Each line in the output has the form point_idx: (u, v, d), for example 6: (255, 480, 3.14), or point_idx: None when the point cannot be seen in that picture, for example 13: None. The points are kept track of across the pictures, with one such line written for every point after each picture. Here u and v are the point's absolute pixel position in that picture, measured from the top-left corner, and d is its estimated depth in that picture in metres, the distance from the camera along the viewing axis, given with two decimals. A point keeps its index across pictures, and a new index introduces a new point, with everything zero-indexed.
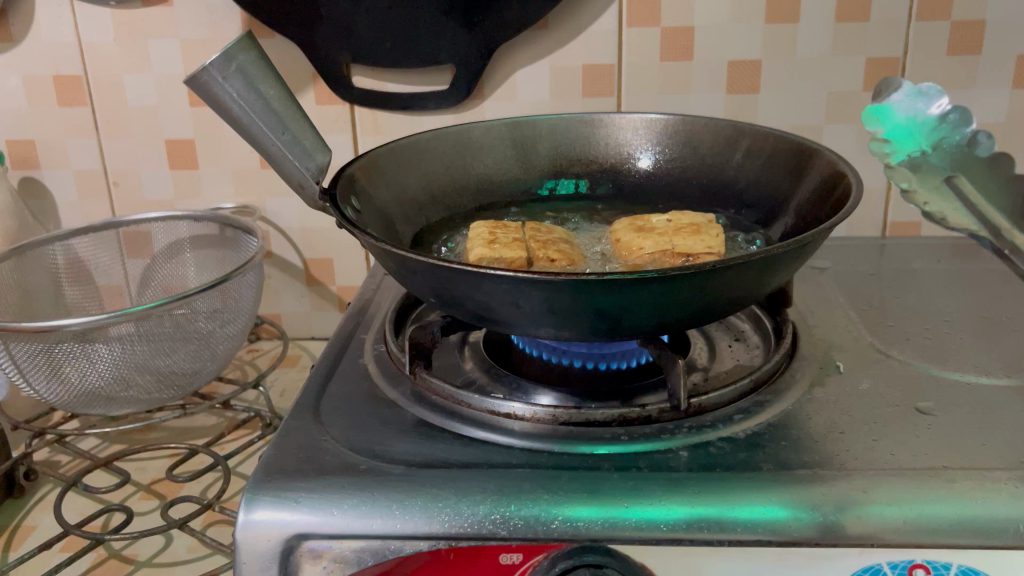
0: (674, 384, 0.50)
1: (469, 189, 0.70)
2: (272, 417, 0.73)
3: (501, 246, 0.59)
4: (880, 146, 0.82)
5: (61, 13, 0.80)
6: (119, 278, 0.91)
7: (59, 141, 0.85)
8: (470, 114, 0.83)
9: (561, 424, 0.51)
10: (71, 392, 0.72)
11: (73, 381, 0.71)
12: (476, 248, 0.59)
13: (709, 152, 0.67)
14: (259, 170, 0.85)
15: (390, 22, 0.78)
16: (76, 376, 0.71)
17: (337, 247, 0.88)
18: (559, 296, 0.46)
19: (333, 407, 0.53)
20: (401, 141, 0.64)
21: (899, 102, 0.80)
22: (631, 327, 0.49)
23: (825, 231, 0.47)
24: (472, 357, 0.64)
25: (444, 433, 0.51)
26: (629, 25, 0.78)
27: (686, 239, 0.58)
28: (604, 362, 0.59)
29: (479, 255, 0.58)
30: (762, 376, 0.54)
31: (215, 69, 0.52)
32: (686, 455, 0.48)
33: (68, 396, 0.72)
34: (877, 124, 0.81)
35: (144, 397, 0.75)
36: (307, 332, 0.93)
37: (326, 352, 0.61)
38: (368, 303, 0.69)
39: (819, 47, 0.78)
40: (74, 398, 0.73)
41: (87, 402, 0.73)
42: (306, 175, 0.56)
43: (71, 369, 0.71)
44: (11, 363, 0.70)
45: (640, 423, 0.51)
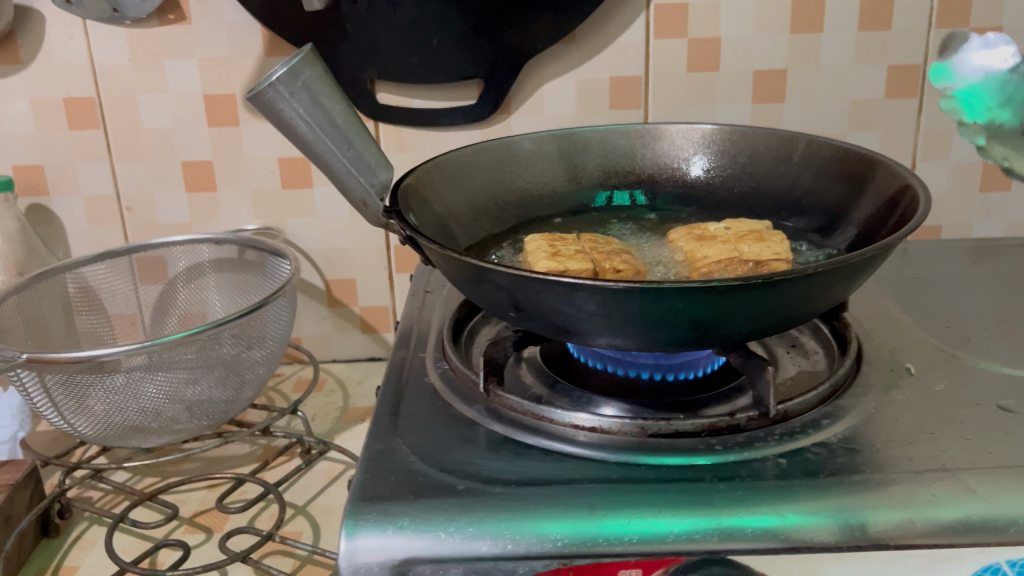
0: (763, 390, 0.50)
1: (515, 203, 0.70)
2: (315, 442, 0.71)
3: (564, 258, 0.58)
4: (951, 107, 0.68)
5: (73, 34, 0.78)
6: (132, 306, 0.88)
7: (69, 166, 0.82)
8: (496, 129, 0.82)
9: (650, 436, 0.50)
10: (102, 421, 0.69)
11: (105, 410, 0.69)
12: (540, 262, 0.58)
13: (761, 162, 0.67)
14: (280, 191, 0.83)
15: (416, 37, 0.77)
16: (107, 406, 0.68)
17: (361, 267, 0.86)
18: (655, 304, 0.46)
19: (412, 426, 0.52)
20: (447, 156, 0.64)
21: (964, 56, 0.65)
22: (723, 335, 0.49)
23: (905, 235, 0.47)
24: (531, 369, 0.63)
25: (531, 450, 0.50)
26: (656, 37, 0.78)
27: (752, 246, 0.57)
28: (672, 373, 0.58)
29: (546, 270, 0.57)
30: (839, 381, 0.54)
31: (282, 84, 0.51)
32: (786, 462, 0.47)
33: (98, 427, 0.70)
34: (946, 82, 0.69)
35: (176, 425, 0.72)
36: (329, 355, 0.90)
37: (387, 373, 0.59)
38: (416, 319, 0.68)
39: (842, 55, 0.79)
40: (105, 428, 0.70)
41: (118, 432, 0.70)
42: (369, 191, 0.55)
43: (103, 398, 0.68)
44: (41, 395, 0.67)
45: (729, 432, 0.50)
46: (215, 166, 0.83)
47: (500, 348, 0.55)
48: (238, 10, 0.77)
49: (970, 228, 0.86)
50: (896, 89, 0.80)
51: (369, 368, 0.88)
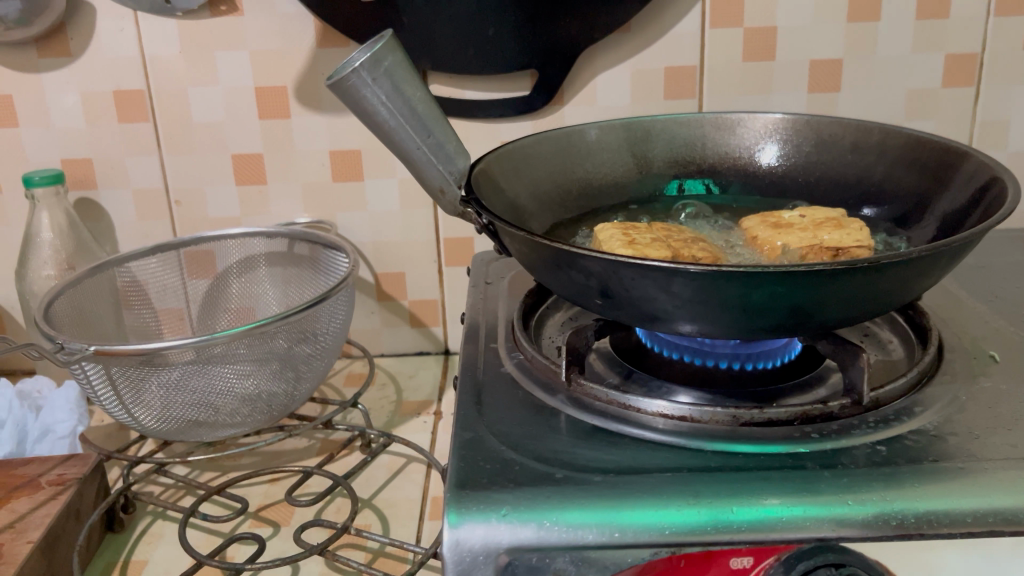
0: (855, 378, 0.50)
1: (580, 194, 0.69)
2: (377, 435, 0.70)
3: (641, 247, 0.57)
4: None
5: (124, 26, 0.77)
6: (180, 301, 0.87)
7: (118, 160, 0.82)
8: (550, 120, 0.81)
9: (742, 424, 0.50)
10: (164, 414, 0.68)
11: (167, 403, 0.68)
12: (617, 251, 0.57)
13: (836, 152, 0.66)
14: (330, 184, 0.83)
15: (471, 27, 0.76)
16: (169, 400, 0.68)
17: (411, 261, 0.86)
18: (756, 290, 0.45)
19: (498, 416, 0.51)
20: (511, 146, 0.64)
21: None
22: (818, 322, 0.48)
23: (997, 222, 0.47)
24: (602, 360, 0.62)
25: (623, 439, 0.49)
26: (712, 27, 0.78)
27: (833, 233, 0.57)
28: (751, 362, 0.58)
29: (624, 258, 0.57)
30: (924, 370, 0.54)
31: (367, 69, 0.50)
32: (886, 449, 0.47)
33: (158, 420, 0.69)
34: None
35: (236, 418, 0.71)
36: (377, 350, 0.90)
37: (461, 364, 0.58)
38: (481, 310, 0.67)
39: (899, 44, 0.78)
40: (165, 421, 0.69)
41: (178, 425, 0.70)
42: (448, 180, 0.55)
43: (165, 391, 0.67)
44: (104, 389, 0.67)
45: (822, 420, 0.50)
46: (265, 159, 0.82)
47: (582, 337, 0.54)
48: (290, 2, 0.76)
49: None
50: (953, 78, 0.79)
51: (419, 362, 0.88)
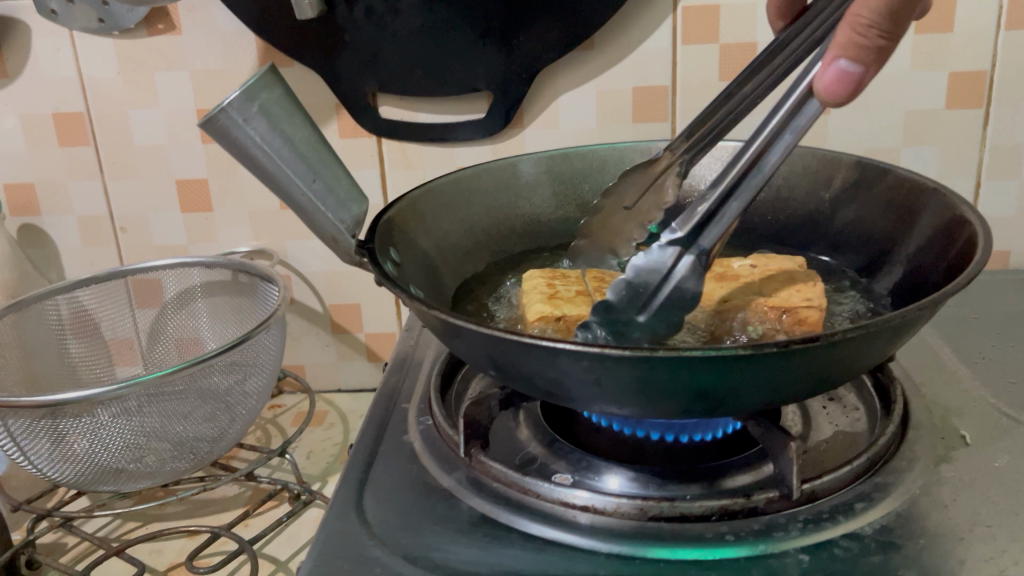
0: (784, 468, 0.43)
1: (516, 231, 0.64)
2: (300, 488, 0.64)
3: (560, 302, 0.51)
4: None
5: (61, 45, 0.73)
6: (129, 329, 0.84)
7: (60, 184, 0.78)
8: (509, 144, 0.75)
9: (651, 518, 0.43)
10: (79, 463, 0.64)
11: (81, 450, 0.63)
12: (534, 307, 0.51)
13: (795, 190, 0.59)
14: (278, 212, 0.78)
15: (420, 45, 0.71)
16: (83, 447, 0.63)
17: (365, 292, 0.80)
18: (656, 373, 0.39)
19: (381, 499, 0.46)
20: (440, 181, 0.58)
21: None
22: (736, 407, 0.41)
23: (956, 286, 0.39)
24: (529, 423, 0.56)
25: (512, 534, 0.43)
26: (683, 44, 0.71)
27: (778, 291, 0.50)
28: (684, 436, 0.51)
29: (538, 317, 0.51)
30: (879, 453, 0.47)
31: (241, 105, 0.45)
32: (809, 560, 0.40)
33: (73, 469, 0.64)
34: None
35: (157, 467, 0.66)
36: (334, 384, 0.85)
37: (364, 428, 0.53)
38: (408, 358, 0.61)
39: (896, 62, 0.70)
40: (81, 469, 0.65)
41: (95, 474, 0.65)
42: (341, 228, 0.49)
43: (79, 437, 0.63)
44: (10, 438, 0.63)
45: (744, 515, 0.43)
46: (210, 185, 0.78)
47: (483, 408, 0.48)
48: (229, 19, 0.72)
49: None
50: (957, 100, 0.71)
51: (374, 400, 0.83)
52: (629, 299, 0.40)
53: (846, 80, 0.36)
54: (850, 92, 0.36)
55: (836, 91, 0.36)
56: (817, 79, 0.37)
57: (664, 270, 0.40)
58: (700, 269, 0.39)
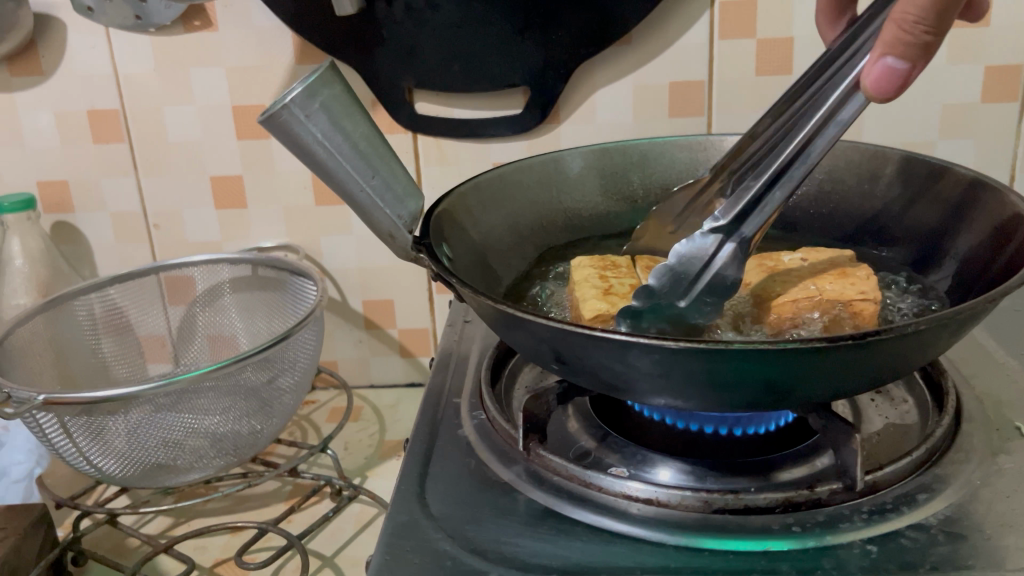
0: (848, 460, 0.43)
1: (561, 226, 0.64)
2: (344, 484, 0.65)
3: (617, 298, 0.52)
4: None
5: (96, 42, 0.73)
6: (161, 326, 0.84)
7: (94, 181, 0.78)
8: (545, 140, 0.76)
9: (715, 511, 0.43)
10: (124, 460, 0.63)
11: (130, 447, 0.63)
12: (591, 302, 0.51)
13: (846, 182, 0.59)
14: (313, 208, 0.78)
15: (457, 41, 0.71)
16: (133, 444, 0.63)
17: (399, 288, 0.81)
18: (726, 366, 0.39)
19: (443, 494, 0.46)
20: (485, 176, 0.58)
21: None
22: (802, 399, 0.42)
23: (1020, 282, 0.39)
24: (579, 417, 0.56)
25: (576, 526, 0.43)
26: (720, 38, 0.71)
27: (834, 284, 0.50)
28: (740, 428, 0.51)
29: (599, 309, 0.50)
30: (936, 445, 0.47)
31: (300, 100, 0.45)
32: (877, 551, 0.40)
33: (118, 467, 0.64)
34: None
35: (198, 467, 0.66)
36: (367, 380, 0.85)
37: (417, 423, 0.53)
38: (453, 353, 0.61)
39: (932, 56, 0.70)
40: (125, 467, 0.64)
41: (138, 472, 0.64)
42: (397, 224, 0.49)
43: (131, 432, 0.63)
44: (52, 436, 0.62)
45: (808, 508, 0.43)
46: (245, 181, 0.78)
47: (542, 403, 0.48)
48: (266, 15, 0.72)
49: None
50: (993, 93, 0.71)
51: (408, 396, 0.83)
52: (672, 285, 0.45)
53: (893, 77, 0.37)
54: (896, 88, 0.38)
55: (884, 87, 0.38)
56: (864, 76, 0.39)
57: (705, 257, 0.45)
58: (740, 256, 0.45)
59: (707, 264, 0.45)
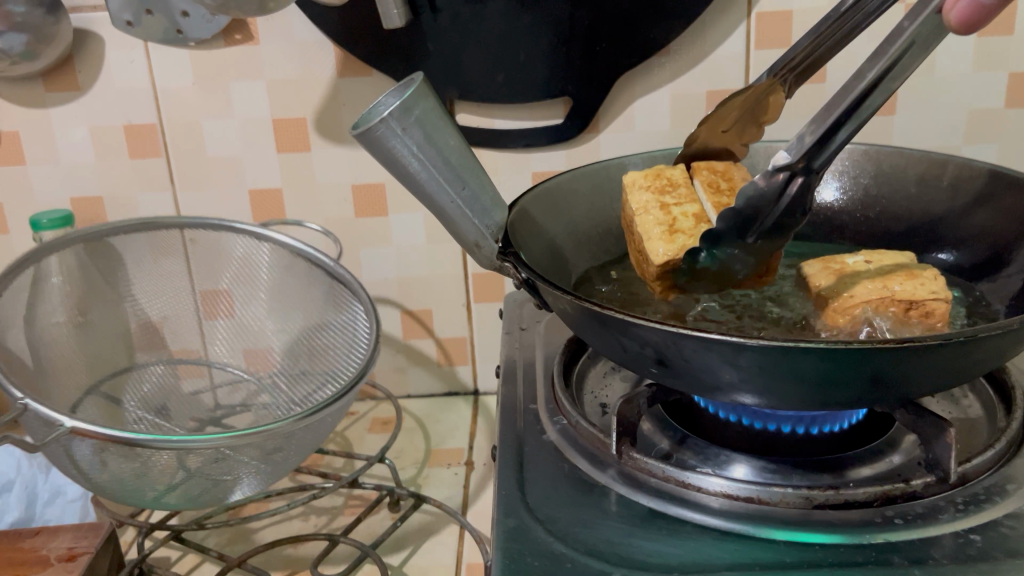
0: (941, 454, 0.45)
1: (621, 232, 0.65)
2: (405, 492, 0.65)
3: (683, 237, 0.55)
4: None
5: (135, 57, 0.73)
6: (195, 339, 0.84)
7: (129, 196, 0.78)
8: (584, 149, 0.77)
9: (816, 507, 0.45)
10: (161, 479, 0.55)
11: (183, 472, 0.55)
12: (658, 243, 0.55)
13: (902, 189, 0.61)
14: (353, 220, 0.78)
15: (502, 53, 0.72)
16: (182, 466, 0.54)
17: (438, 298, 0.81)
18: (838, 365, 0.40)
19: (545, 499, 0.47)
20: (545, 184, 0.60)
21: None
22: (901, 396, 0.43)
23: None
24: (652, 420, 0.58)
25: (684, 526, 0.44)
26: (757, 48, 0.73)
27: (904, 283, 0.52)
28: (816, 427, 0.53)
29: (668, 256, 0.55)
30: (1012, 439, 0.49)
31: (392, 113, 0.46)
32: (981, 540, 0.42)
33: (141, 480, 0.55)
34: None
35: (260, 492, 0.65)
36: (404, 390, 0.86)
37: (500, 431, 0.54)
38: (518, 361, 0.62)
39: (960, 63, 0.73)
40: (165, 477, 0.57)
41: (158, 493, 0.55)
42: (484, 233, 0.50)
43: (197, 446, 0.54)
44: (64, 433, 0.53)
45: (904, 500, 0.45)
46: (285, 194, 0.78)
47: (633, 406, 0.49)
48: (308, 29, 0.72)
49: None
50: (1017, 98, 0.74)
51: (448, 405, 0.83)
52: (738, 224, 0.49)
53: (981, 11, 0.42)
54: (977, 17, 0.43)
55: (969, 20, 0.43)
56: (949, 11, 0.42)
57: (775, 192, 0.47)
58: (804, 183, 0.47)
59: (778, 197, 0.47)
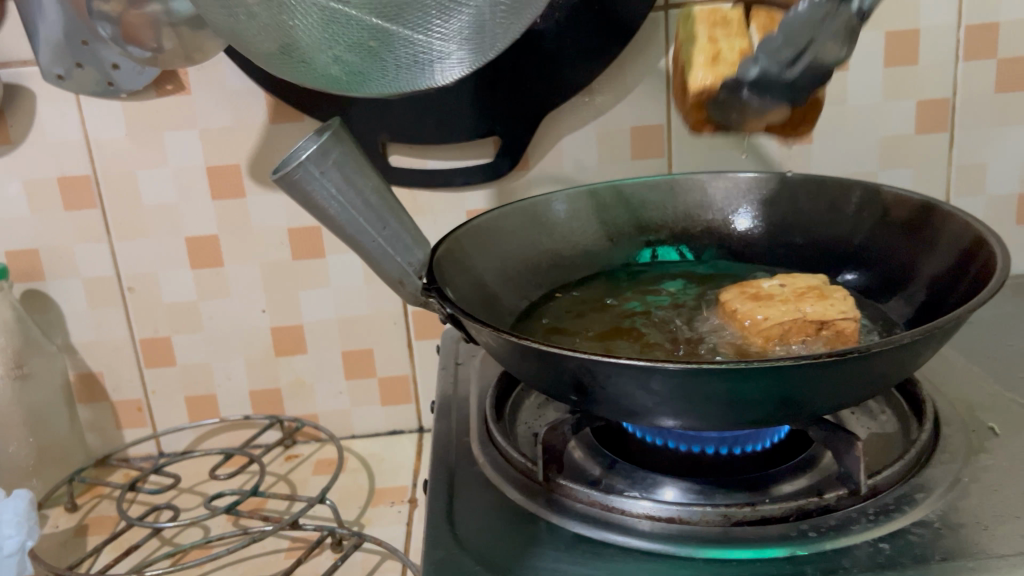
0: (851, 467, 0.46)
1: (552, 265, 0.66)
2: (347, 532, 0.65)
3: (722, 73, 0.56)
4: None
5: (66, 110, 0.73)
6: (137, 390, 0.83)
7: (66, 247, 0.77)
8: (515, 186, 0.79)
9: (734, 524, 0.46)
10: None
11: (336, 42, 0.50)
12: (699, 71, 0.56)
13: (809, 214, 0.64)
14: (290, 262, 0.79)
15: (430, 96, 0.73)
16: (353, 33, 0.50)
17: (379, 337, 0.82)
18: (744, 384, 0.42)
19: (473, 528, 0.48)
20: (474, 222, 0.60)
21: None
22: (809, 412, 0.45)
23: (983, 300, 0.44)
24: (582, 446, 0.59)
25: (608, 549, 0.46)
26: (676, 84, 0.75)
27: (815, 305, 0.54)
28: (739, 446, 0.55)
29: (706, 81, 0.55)
30: (923, 448, 0.51)
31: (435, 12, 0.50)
32: (889, 547, 0.43)
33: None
34: None
35: (202, 542, 0.64)
36: (348, 431, 0.86)
37: (432, 465, 0.55)
38: (452, 397, 0.63)
39: (870, 93, 0.76)
40: (284, 50, 0.51)
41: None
42: (407, 270, 0.52)
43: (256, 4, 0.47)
44: None
45: (818, 513, 0.46)
46: (221, 241, 0.78)
47: (557, 433, 0.50)
48: (239, 77, 0.73)
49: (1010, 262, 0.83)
50: (925, 125, 0.77)
51: (393, 444, 0.84)
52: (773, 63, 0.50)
53: None
54: None
55: None
56: None
57: None
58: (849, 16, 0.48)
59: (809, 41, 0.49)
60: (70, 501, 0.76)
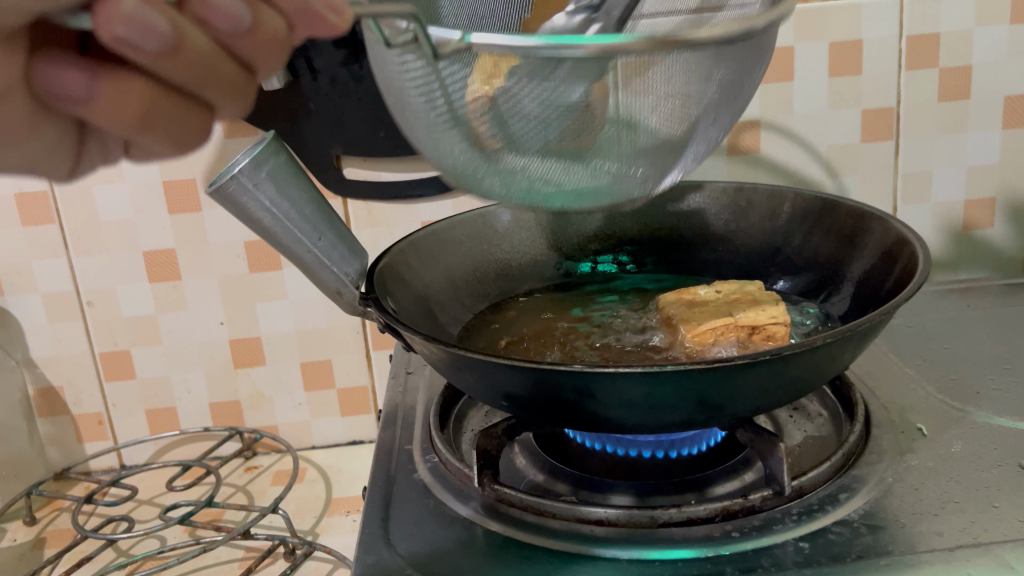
0: (776, 468, 0.47)
1: (498, 274, 0.67)
2: (298, 540, 0.66)
3: None
4: None
5: None
6: (97, 403, 0.83)
7: (23, 263, 0.77)
8: (469, 197, 0.80)
9: (661, 525, 0.47)
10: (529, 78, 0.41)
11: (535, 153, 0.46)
12: None
13: (743, 222, 0.65)
14: (248, 275, 0.80)
15: (381, 109, 0.74)
16: (561, 157, 0.47)
17: (338, 349, 0.83)
18: (663, 389, 0.43)
19: (406, 534, 0.49)
20: (420, 233, 0.61)
21: None
22: (731, 414, 0.46)
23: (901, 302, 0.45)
24: (525, 452, 0.60)
25: (536, 552, 0.47)
26: None
27: (746, 311, 0.55)
28: (675, 450, 0.55)
29: None
30: (852, 449, 0.52)
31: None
32: (809, 546, 0.44)
33: (388, 89, 0.47)
34: None
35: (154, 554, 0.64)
36: (308, 442, 0.87)
37: (373, 473, 0.55)
38: (399, 405, 0.64)
39: (817, 103, 0.77)
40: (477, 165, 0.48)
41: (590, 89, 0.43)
42: (344, 280, 0.53)
43: (463, 113, 0.44)
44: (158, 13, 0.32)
45: (744, 515, 0.47)
46: (179, 254, 0.79)
47: (491, 439, 0.51)
48: None
49: (957, 268, 0.85)
50: (872, 133, 0.79)
51: (352, 455, 0.85)
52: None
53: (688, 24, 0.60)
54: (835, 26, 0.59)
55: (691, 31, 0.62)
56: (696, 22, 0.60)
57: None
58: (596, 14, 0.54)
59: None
60: (28, 515, 0.76)
